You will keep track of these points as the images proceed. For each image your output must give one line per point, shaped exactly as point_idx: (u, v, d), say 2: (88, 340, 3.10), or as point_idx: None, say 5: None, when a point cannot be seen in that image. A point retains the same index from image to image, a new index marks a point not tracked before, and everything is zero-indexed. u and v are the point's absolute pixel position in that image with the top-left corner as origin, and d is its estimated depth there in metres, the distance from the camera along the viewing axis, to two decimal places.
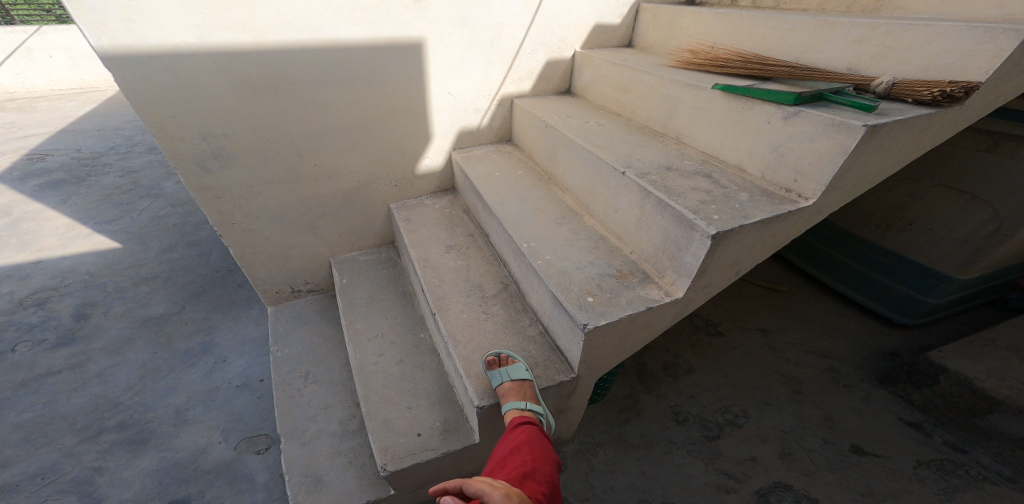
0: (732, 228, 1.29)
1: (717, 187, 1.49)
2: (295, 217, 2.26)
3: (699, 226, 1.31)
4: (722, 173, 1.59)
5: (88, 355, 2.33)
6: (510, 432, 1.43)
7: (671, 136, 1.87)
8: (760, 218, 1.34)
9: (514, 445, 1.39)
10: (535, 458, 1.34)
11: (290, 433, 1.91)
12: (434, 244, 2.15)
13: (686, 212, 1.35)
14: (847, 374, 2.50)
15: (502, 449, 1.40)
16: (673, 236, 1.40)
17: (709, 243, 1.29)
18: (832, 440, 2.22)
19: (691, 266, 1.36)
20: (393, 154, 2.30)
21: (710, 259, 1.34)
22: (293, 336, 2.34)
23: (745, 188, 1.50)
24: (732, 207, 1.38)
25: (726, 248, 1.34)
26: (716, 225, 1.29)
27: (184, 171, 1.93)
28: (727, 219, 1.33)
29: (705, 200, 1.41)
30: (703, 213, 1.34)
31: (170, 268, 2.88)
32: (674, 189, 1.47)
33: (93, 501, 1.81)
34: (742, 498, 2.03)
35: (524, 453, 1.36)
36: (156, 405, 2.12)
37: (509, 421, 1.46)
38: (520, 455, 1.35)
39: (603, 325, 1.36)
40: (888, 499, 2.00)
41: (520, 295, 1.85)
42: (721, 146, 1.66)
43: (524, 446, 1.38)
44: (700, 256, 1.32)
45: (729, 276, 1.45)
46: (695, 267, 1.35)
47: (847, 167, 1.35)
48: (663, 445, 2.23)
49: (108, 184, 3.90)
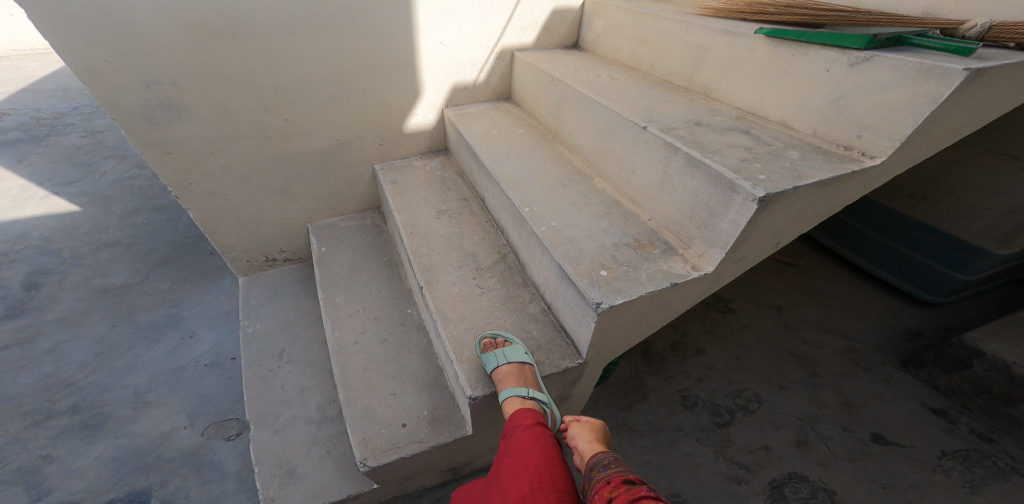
0: (783, 191, 1.07)
1: (759, 144, 1.26)
2: (266, 178, 2.00)
3: (741, 188, 1.09)
4: (763, 130, 1.35)
5: (38, 329, 2.16)
6: (519, 447, 1.14)
7: (697, 91, 1.62)
8: (817, 179, 1.11)
9: (535, 476, 1.07)
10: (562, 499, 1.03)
11: (261, 420, 1.72)
12: (422, 209, 1.90)
13: (725, 170, 1.13)
14: (868, 355, 2.29)
15: (516, 483, 1.07)
16: (705, 200, 1.18)
17: (755, 208, 1.07)
18: (851, 428, 2.02)
19: (728, 236, 1.14)
20: (375, 109, 2.02)
21: (751, 228, 1.12)
22: (267, 310, 2.12)
23: (793, 145, 1.26)
24: (781, 165, 1.16)
25: (772, 214, 1.12)
26: (765, 187, 1.07)
27: (127, 124, 1.66)
28: (777, 179, 1.10)
29: (747, 158, 1.18)
30: (748, 173, 1.12)
31: (133, 233, 2.72)
32: (707, 146, 1.24)
33: (41, 493, 1.64)
34: (754, 490, 1.85)
35: (548, 490, 1.04)
36: (113, 386, 1.95)
37: (524, 431, 1.18)
38: (542, 495, 1.03)
39: (619, 303, 1.14)
40: (910, 493, 1.82)
41: (520, 268, 1.63)
42: (760, 99, 1.42)
43: (547, 479, 1.06)
44: (741, 224, 1.10)
45: (768, 247, 1.22)
46: (733, 236, 1.13)
47: (932, 121, 1.11)
48: (670, 432, 2.03)
49: (69, 144, 3.64)
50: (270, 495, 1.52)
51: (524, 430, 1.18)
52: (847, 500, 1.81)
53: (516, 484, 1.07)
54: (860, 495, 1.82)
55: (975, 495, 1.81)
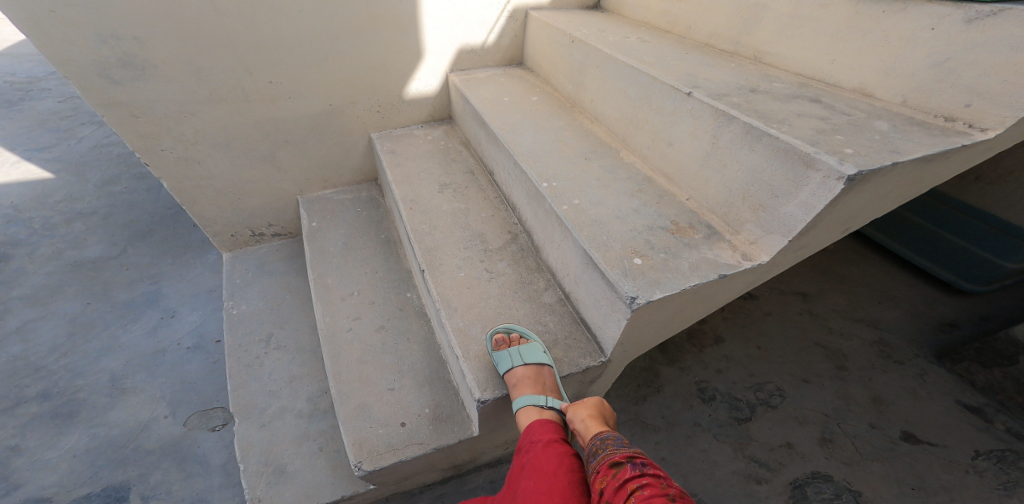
0: (879, 167, 0.89)
1: (835, 114, 1.08)
2: (248, 146, 1.81)
3: (821, 164, 0.91)
4: (836, 98, 1.17)
5: (8, 305, 2.06)
6: (540, 461, 1.01)
7: (746, 56, 1.43)
8: (921, 153, 0.93)
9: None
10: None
11: (247, 413, 1.57)
12: (423, 182, 1.71)
13: (800, 143, 0.95)
14: (898, 348, 1.99)
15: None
16: (769, 179, 1.00)
17: (841, 189, 0.89)
18: (880, 425, 1.72)
19: (795, 220, 0.96)
20: (371, 72, 1.81)
21: (828, 212, 0.94)
22: (254, 289, 1.96)
23: (878, 115, 1.08)
24: (869, 138, 0.98)
25: (855, 197, 0.94)
26: (854, 162, 0.89)
27: (82, 83, 1.45)
28: (867, 154, 0.92)
29: (824, 129, 1.00)
30: (830, 146, 0.94)
31: (111, 203, 2.63)
32: (770, 115, 1.05)
33: (8, 487, 1.52)
34: (776, 492, 1.57)
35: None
36: (87, 371, 1.83)
37: (546, 452, 1.03)
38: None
39: (658, 299, 0.99)
40: (943, 496, 1.54)
41: (533, 250, 1.46)
42: (829, 63, 1.23)
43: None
44: (814, 209, 0.93)
45: (836, 233, 1.05)
46: (802, 222, 0.95)
47: None
48: (685, 427, 1.75)
49: (45, 109, 3.46)
50: (257, 495, 1.39)
51: (545, 449, 1.03)
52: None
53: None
54: (889, 498, 1.53)
55: (1010, 500, 1.52)
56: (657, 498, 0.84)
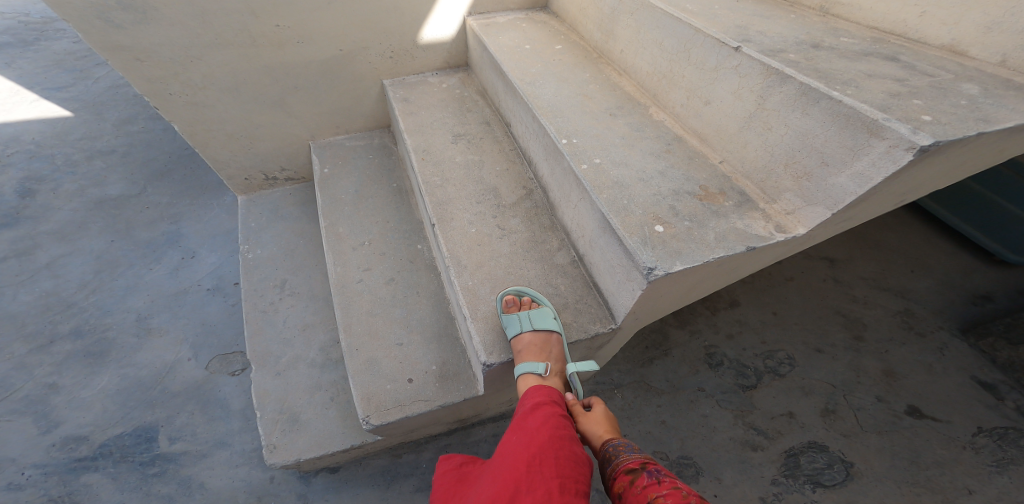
0: (961, 138, 0.80)
1: (915, 75, 0.97)
2: (256, 91, 1.74)
3: (889, 132, 0.82)
4: (917, 57, 1.06)
5: (36, 241, 2.18)
6: (526, 419, 1.00)
7: (813, 6, 1.30)
8: (1016, 122, 0.84)
9: (536, 457, 0.91)
10: (565, 491, 0.86)
11: (263, 360, 1.62)
12: (437, 132, 1.65)
13: (865, 108, 0.86)
14: (923, 319, 1.95)
15: (513, 464, 0.91)
16: (821, 147, 0.93)
17: (910, 160, 0.80)
18: (886, 399, 1.72)
19: (844, 192, 0.90)
20: (385, 13, 1.70)
21: (888, 184, 0.87)
22: (267, 234, 1.96)
23: (968, 76, 0.97)
24: (955, 103, 0.88)
25: (925, 167, 0.86)
26: (930, 132, 0.80)
27: (81, 26, 1.38)
28: (949, 122, 0.83)
29: (899, 92, 0.91)
30: (904, 112, 0.85)
31: (128, 142, 2.70)
32: (833, 75, 0.96)
33: (50, 423, 1.64)
34: (769, 459, 1.60)
35: (548, 476, 0.88)
36: (115, 310, 1.94)
37: (534, 413, 1.01)
38: (540, 482, 0.87)
39: (677, 271, 0.95)
40: (934, 471, 1.55)
41: (549, 208, 1.41)
42: (916, 14, 1.09)
43: (548, 462, 0.90)
44: (873, 183, 0.85)
45: (892, 203, 0.99)
46: (853, 195, 0.89)
47: None
48: (689, 392, 1.77)
49: (60, 49, 3.54)
50: (273, 441, 1.45)
51: (531, 409, 1.02)
52: (865, 474, 1.55)
53: (512, 466, 0.91)
54: (880, 470, 1.55)
55: (1000, 477, 1.53)
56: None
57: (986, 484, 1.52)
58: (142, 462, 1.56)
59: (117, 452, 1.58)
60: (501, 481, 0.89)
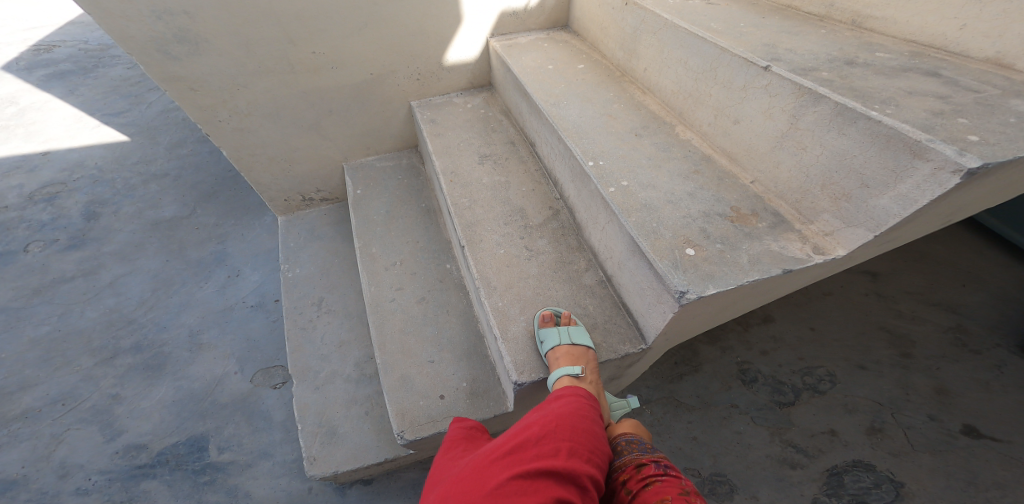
0: (1011, 158, 0.76)
1: (958, 91, 0.93)
2: (295, 115, 1.83)
3: (934, 153, 0.79)
4: (958, 71, 1.01)
5: (100, 261, 2.36)
6: (551, 399, 1.05)
7: (841, 19, 1.26)
8: None
9: (553, 422, 0.96)
10: (573, 453, 0.91)
11: (302, 375, 1.69)
12: (464, 153, 1.68)
13: (904, 127, 0.83)
14: (978, 335, 1.83)
15: (528, 423, 0.97)
16: (857, 167, 0.90)
17: (956, 183, 0.77)
18: (939, 417, 1.62)
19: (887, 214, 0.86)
20: (412, 38, 1.75)
21: (933, 206, 0.83)
22: (305, 253, 2.05)
23: (1015, 91, 0.91)
24: (1001, 121, 0.84)
25: (972, 188, 0.82)
26: (978, 153, 0.76)
27: (143, 58, 1.49)
28: (996, 141, 0.79)
29: (941, 110, 0.87)
30: (949, 132, 0.82)
31: (179, 165, 2.88)
32: (870, 94, 0.93)
33: (113, 432, 1.77)
34: (810, 478, 1.53)
35: (560, 438, 0.93)
36: (170, 325, 2.08)
37: (558, 392, 1.06)
38: (551, 440, 0.92)
39: (710, 295, 0.93)
40: (998, 495, 1.44)
41: (574, 228, 1.42)
42: (953, 26, 1.04)
43: (563, 428, 0.95)
44: (920, 205, 0.81)
45: (933, 225, 0.94)
46: (896, 217, 0.85)
47: None
48: (722, 408, 1.72)
49: (116, 76, 3.81)
50: (313, 454, 1.51)
51: (557, 391, 1.08)
52: (918, 496, 1.46)
53: (527, 426, 0.96)
54: (935, 492, 1.46)
55: None
56: (674, 489, 0.93)
57: None
58: (195, 471, 1.66)
59: (173, 461, 1.68)
60: (513, 436, 0.94)
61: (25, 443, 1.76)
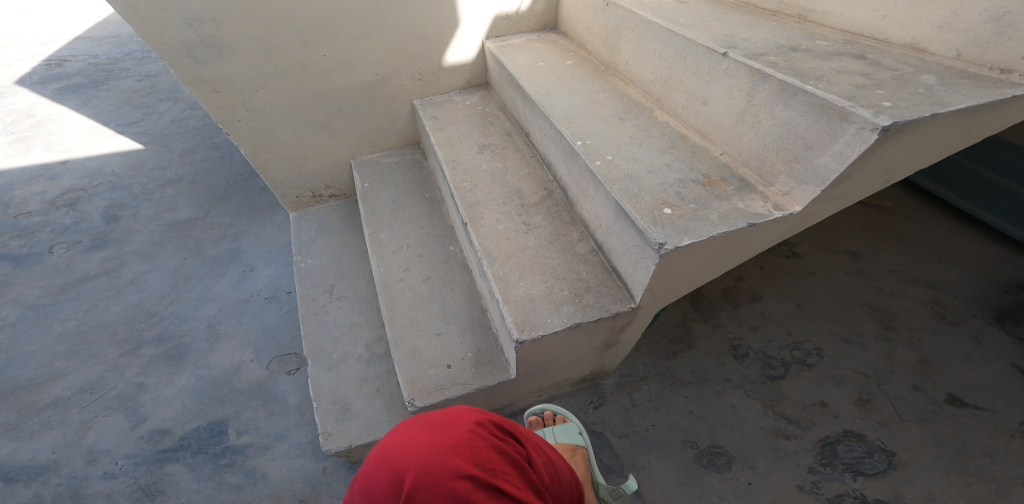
0: (916, 118, 0.90)
1: (880, 70, 1.08)
2: (308, 115, 1.96)
3: (856, 116, 0.92)
4: (882, 54, 1.16)
5: (121, 260, 2.49)
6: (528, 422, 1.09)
7: (789, 14, 1.42)
8: (964, 105, 0.94)
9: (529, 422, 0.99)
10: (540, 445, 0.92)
11: (316, 357, 1.81)
12: (464, 143, 1.81)
13: (833, 98, 0.97)
14: (956, 308, 1.93)
15: None
16: (802, 133, 1.03)
17: (874, 139, 0.90)
18: (924, 388, 1.71)
19: (829, 172, 0.99)
20: (416, 41, 1.89)
21: (863, 162, 0.96)
22: (316, 245, 2.18)
23: (928, 69, 1.07)
24: (913, 91, 0.98)
25: (894, 146, 0.95)
26: (889, 115, 0.90)
27: (173, 63, 1.63)
28: (906, 106, 0.93)
29: (865, 84, 1.01)
30: (867, 101, 0.95)
31: (193, 170, 3.02)
32: (808, 73, 1.06)
33: (139, 418, 1.88)
34: (805, 448, 1.62)
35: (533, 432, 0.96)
36: (189, 318, 2.20)
37: None
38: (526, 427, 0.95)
39: (685, 245, 1.05)
40: (982, 461, 1.53)
41: (568, 205, 1.54)
42: (879, 18, 1.21)
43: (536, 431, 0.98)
44: (848, 159, 0.95)
45: (874, 184, 1.07)
46: (835, 172, 0.98)
47: None
48: (717, 383, 1.82)
49: (127, 88, 3.97)
50: (328, 429, 1.61)
51: None
52: (909, 464, 1.54)
53: None
54: (925, 460, 1.55)
55: None
56: None
57: None
58: (216, 453, 1.77)
59: (195, 444, 1.79)
60: None
61: (55, 430, 1.86)
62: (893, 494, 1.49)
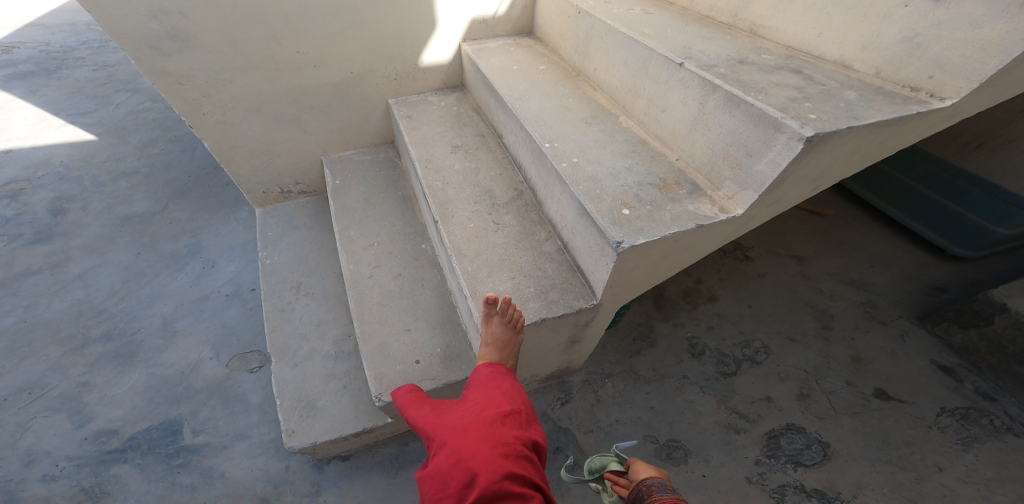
0: (835, 131, 1.02)
1: (811, 84, 1.20)
2: (277, 110, 1.95)
3: (786, 127, 1.03)
4: (816, 70, 1.29)
5: (69, 254, 2.38)
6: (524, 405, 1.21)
7: (742, 28, 1.54)
8: (876, 120, 1.07)
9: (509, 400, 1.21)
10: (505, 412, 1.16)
11: (281, 353, 1.79)
12: (438, 143, 1.85)
13: (769, 109, 1.07)
14: (885, 309, 2.11)
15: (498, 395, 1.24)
16: (744, 140, 1.13)
17: (800, 148, 1.02)
18: (855, 383, 1.86)
19: (764, 178, 1.09)
20: (390, 41, 1.91)
21: (793, 168, 1.07)
22: (283, 241, 2.15)
23: (850, 85, 1.21)
24: (835, 105, 1.11)
25: (820, 154, 1.07)
26: (813, 126, 1.02)
27: (135, 54, 1.60)
28: (828, 119, 1.06)
29: (796, 97, 1.13)
30: (797, 112, 1.07)
31: (150, 163, 2.91)
32: (749, 85, 1.18)
33: (83, 419, 1.81)
34: (752, 440, 1.73)
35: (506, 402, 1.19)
36: (143, 315, 2.13)
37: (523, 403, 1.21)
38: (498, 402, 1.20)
39: (640, 244, 1.12)
40: (905, 449, 1.68)
41: (536, 205, 1.60)
42: (817, 37, 1.35)
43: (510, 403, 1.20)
44: (781, 165, 1.06)
45: (806, 191, 1.19)
46: (769, 178, 1.09)
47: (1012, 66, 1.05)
48: (675, 379, 1.91)
49: (81, 77, 3.79)
50: (292, 426, 1.61)
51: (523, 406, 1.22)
52: (841, 454, 1.67)
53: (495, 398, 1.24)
54: (856, 450, 1.68)
55: (966, 454, 1.66)
56: None
57: (956, 462, 1.64)
58: (169, 453, 1.72)
59: (146, 444, 1.74)
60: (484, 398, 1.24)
61: None
62: (827, 482, 1.61)
